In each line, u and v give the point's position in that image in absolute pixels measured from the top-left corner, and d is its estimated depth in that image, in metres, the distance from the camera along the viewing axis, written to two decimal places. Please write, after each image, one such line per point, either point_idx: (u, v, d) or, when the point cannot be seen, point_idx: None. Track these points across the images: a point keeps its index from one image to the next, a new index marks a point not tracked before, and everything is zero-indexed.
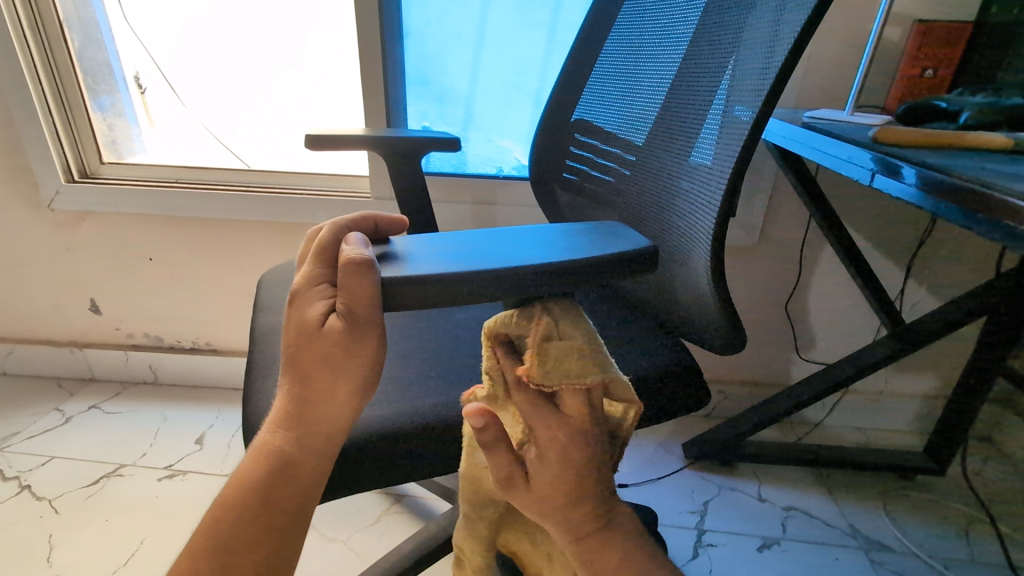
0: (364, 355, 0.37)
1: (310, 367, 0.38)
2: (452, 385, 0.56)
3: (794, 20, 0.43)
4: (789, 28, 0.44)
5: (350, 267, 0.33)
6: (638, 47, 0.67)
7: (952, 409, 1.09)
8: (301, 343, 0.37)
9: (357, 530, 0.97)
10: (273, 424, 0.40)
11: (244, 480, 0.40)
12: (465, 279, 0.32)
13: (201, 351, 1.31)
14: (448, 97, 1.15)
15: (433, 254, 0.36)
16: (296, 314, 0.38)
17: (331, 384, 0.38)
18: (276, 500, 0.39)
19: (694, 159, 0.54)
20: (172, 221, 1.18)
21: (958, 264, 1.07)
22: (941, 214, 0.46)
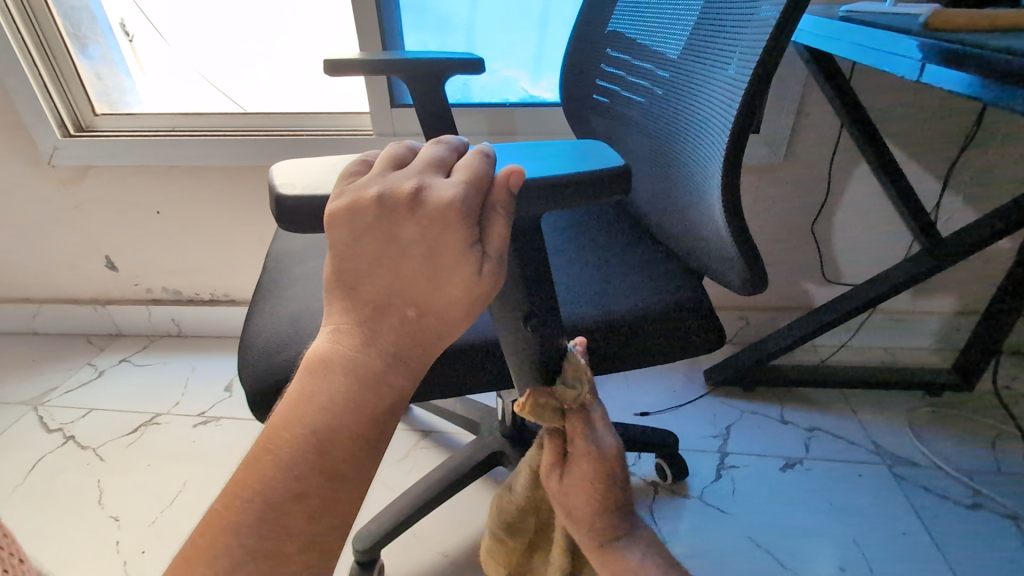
0: (452, 282, 0.36)
1: (374, 281, 0.37)
2: None
3: None
4: None
5: (486, 180, 0.36)
6: None
7: (984, 324, 1.06)
8: (353, 245, 0.35)
9: (387, 465, 1.00)
10: (333, 345, 0.38)
11: (293, 407, 0.37)
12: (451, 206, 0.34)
13: (220, 302, 1.33)
14: (449, 23, 1.07)
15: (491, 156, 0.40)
16: (354, 191, 0.34)
17: (412, 313, 0.37)
18: (331, 430, 0.36)
19: (730, 69, 0.48)
20: (174, 171, 1.16)
21: (1003, 171, 0.99)
22: (1004, 104, 0.42)
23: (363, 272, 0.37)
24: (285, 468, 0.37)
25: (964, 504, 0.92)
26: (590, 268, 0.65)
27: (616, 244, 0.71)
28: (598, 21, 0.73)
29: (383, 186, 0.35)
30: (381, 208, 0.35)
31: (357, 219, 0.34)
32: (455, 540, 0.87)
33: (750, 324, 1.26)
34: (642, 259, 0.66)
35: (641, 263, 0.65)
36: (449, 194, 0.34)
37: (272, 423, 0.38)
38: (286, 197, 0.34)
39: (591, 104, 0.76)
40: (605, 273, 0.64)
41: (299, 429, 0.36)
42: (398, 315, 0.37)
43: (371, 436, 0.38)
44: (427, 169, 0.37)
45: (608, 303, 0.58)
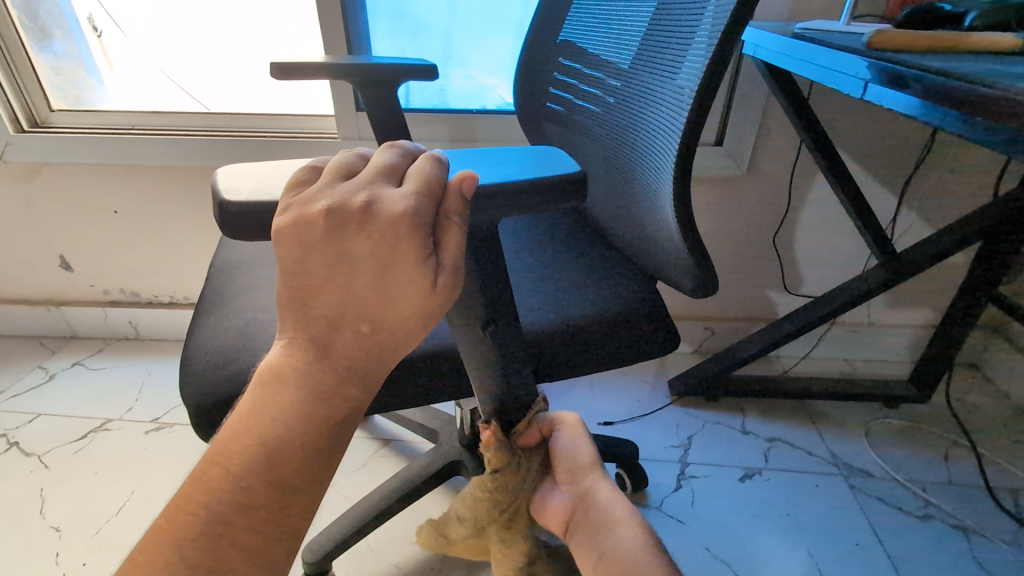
0: (406, 296, 0.34)
1: (328, 292, 0.34)
2: None
3: None
4: None
5: (434, 187, 0.34)
6: None
7: (940, 338, 1.08)
8: (303, 256, 0.33)
9: (344, 474, 0.98)
10: (286, 355, 0.36)
11: (242, 421, 0.37)
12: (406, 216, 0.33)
13: (180, 305, 1.29)
14: (424, 29, 1.06)
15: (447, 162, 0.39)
16: (299, 203, 0.33)
17: (364, 328, 0.35)
18: (277, 448, 0.35)
19: (679, 78, 0.48)
20: (133, 170, 1.13)
21: (955, 190, 1.02)
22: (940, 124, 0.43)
23: (313, 285, 0.34)
24: (240, 472, 0.35)
25: (915, 515, 0.94)
26: (544, 274, 0.65)
27: (572, 250, 0.71)
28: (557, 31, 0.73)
29: (332, 197, 0.33)
30: (330, 220, 0.33)
31: (305, 230, 0.32)
32: (410, 551, 0.86)
33: (716, 334, 1.27)
34: (597, 265, 0.66)
35: (598, 269, 0.65)
36: (401, 202, 0.33)
37: (223, 433, 0.37)
38: (231, 203, 0.31)
39: (545, 112, 0.76)
40: (558, 280, 0.63)
41: (248, 443, 0.36)
42: (350, 331, 0.35)
43: (323, 446, 0.37)
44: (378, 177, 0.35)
45: (562, 311, 0.58)
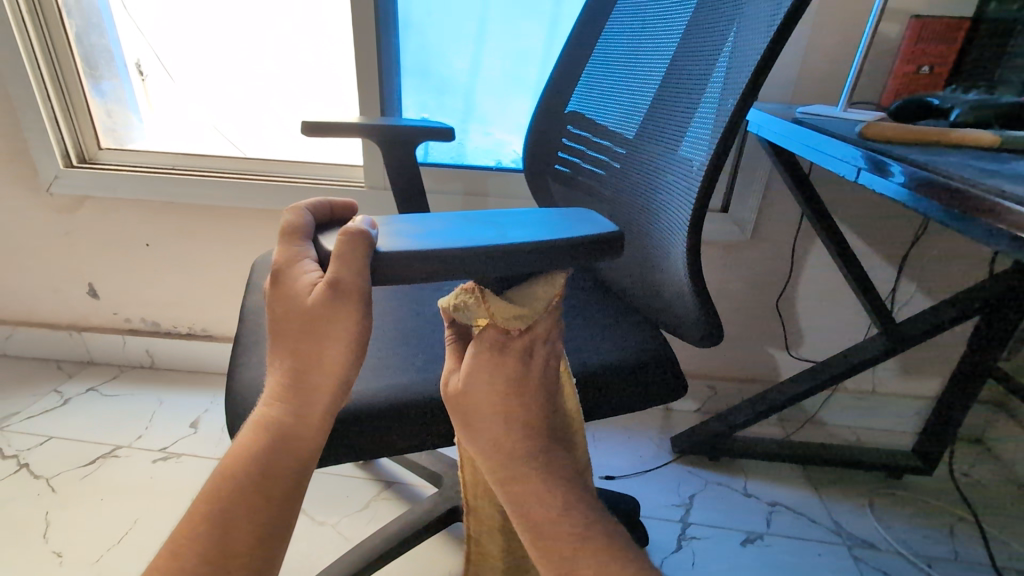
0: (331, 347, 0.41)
1: (322, 339, 0.40)
2: (424, 363, 0.56)
3: (767, 25, 0.44)
4: (763, 30, 0.44)
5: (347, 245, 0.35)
6: (635, 40, 0.66)
7: (942, 411, 1.09)
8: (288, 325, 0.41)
9: (346, 515, 0.98)
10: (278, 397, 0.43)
11: (257, 431, 0.43)
12: (445, 255, 0.35)
13: (197, 337, 1.33)
14: (447, 88, 1.15)
15: (481, 220, 0.42)
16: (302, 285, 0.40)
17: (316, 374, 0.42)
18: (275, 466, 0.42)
19: (681, 147, 0.54)
20: (168, 206, 1.20)
21: (953, 265, 1.06)
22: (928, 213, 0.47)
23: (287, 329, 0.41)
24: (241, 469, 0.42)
25: None
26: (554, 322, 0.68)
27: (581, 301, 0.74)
28: None
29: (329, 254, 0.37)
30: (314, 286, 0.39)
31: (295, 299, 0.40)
32: None
33: (719, 394, 1.28)
34: (607, 315, 0.69)
35: (608, 319, 0.68)
36: (365, 251, 0.34)
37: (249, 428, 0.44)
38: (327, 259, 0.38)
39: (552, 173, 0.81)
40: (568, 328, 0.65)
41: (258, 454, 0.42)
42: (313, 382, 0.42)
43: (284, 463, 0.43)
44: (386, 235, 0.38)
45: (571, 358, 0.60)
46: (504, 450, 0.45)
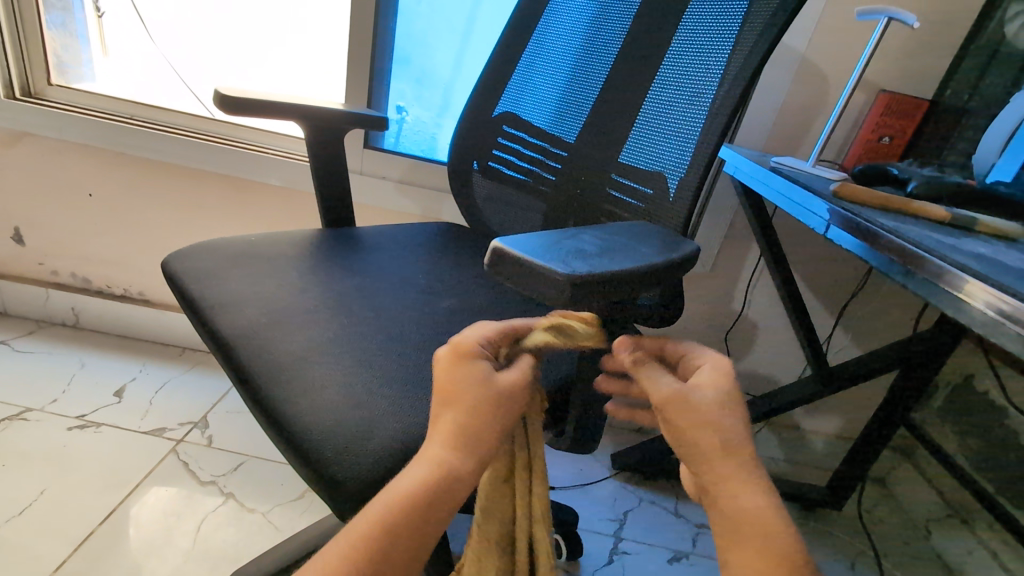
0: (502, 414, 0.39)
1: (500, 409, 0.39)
2: (396, 352, 0.55)
3: (738, 83, 0.55)
4: (735, 87, 0.55)
5: (543, 278, 0.36)
6: (589, 70, 0.79)
7: (857, 452, 1.18)
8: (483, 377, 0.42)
9: (278, 504, 0.94)
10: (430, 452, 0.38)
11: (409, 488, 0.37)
12: (613, 276, 0.38)
13: (132, 300, 1.24)
14: (428, 80, 1.14)
15: (595, 234, 0.45)
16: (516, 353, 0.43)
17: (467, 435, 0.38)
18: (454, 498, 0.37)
19: (622, 158, 0.72)
20: (122, 157, 1.13)
21: (883, 319, 1.16)
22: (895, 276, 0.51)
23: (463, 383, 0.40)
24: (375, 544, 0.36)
25: None
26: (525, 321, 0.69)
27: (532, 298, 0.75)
28: (570, 118, 0.81)
29: (522, 261, 0.37)
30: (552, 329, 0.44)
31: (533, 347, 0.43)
32: None
33: None
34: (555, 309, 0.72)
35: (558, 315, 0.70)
36: (561, 274, 0.35)
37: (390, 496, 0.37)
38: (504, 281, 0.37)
39: (480, 168, 0.92)
40: None
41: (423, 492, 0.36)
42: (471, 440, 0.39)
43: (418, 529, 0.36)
44: (551, 250, 0.39)
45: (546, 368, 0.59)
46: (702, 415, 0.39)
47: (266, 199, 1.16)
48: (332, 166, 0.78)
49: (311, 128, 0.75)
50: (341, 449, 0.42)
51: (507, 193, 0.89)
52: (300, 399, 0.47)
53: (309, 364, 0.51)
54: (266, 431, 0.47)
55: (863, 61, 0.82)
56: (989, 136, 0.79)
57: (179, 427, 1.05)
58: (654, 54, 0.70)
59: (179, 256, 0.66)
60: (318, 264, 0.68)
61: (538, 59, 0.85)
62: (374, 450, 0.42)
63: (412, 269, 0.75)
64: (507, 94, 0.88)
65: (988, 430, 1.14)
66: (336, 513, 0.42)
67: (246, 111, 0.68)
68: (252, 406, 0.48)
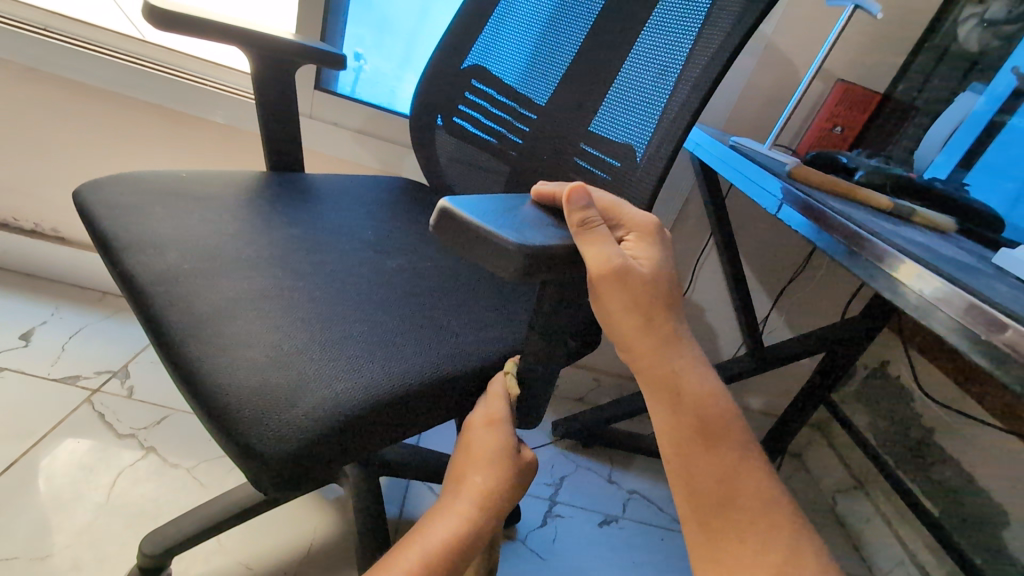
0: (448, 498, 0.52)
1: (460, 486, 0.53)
2: (342, 313, 0.52)
3: (715, 58, 0.53)
4: (710, 61, 0.54)
5: (491, 246, 0.35)
6: (568, 31, 0.75)
7: (779, 428, 1.25)
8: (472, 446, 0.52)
9: (205, 460, 0.90)
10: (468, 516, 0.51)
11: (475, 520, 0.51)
12: (561, 247, 0.37)
13: (44, 236, 1.13)
14: (389, 27, 1.07)
15: (554, 210, 0.44)
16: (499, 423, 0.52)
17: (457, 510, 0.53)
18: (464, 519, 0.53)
19: (593, 127, 0.70)
20: (33, 73, 1.01)
21: (816, 306, 1.22)
22: (839, 259, 0.53)
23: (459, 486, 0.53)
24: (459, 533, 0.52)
25: None
26: (477, 280, 0.67)
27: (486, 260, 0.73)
28: (538, 76, 0.78)
29: (473, 227, 0.36)
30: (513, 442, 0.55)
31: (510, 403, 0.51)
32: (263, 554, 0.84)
33: (601, 387, 1.36)
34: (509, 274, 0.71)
35: (512, 281, 0.69)
36: (507, 242, 0.35)
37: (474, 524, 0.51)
38: (452, 246, 0.37)
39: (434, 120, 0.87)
40: (487, 294, 0.64)
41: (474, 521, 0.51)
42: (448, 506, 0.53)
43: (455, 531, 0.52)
44: (504, 218, 0.38)
45: (496, 333, 0.57)
46: (645, 304, 0.41)
47: (202, 137, 1.07)
48: (277, 103, 0.72)
49: (253, 57, 0.68)
50: (277, 424, 0.39)
51: (467, 150, 0.86)
52: (217, 353, 0.43)
53: (229, 316, 0.47)
54: (186, 393, 0.43)
55: (826, 48, 0.82)
56: (930, 135, 0.84)
57: (95, 376, 0.98)
58: (630, 18, 0.68)
59: (98, 186, 0.60)
60: (255, 210, 0.63)
61: (510, 15, 0.81)
62: (294, 415, 0.40)
63: (361, 222, 0.71)
64: (478, 46, 0.84)
65: (897, 412, 1.23)
66: (253, 481, 0.39)
67: (180, 29, 0.61)
68: (164, 364, 0.45)
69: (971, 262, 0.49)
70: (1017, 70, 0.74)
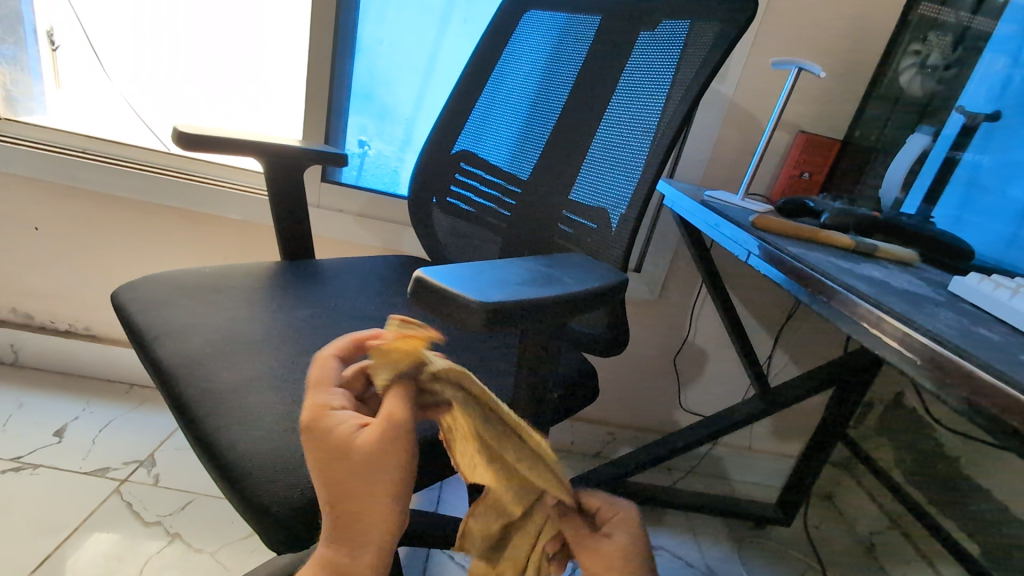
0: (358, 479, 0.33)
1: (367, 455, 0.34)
2: None
3: (668, 133, 0.63)
4: (665, 137, 0.64)
5: (458, 308, 0.40)
6: (543, 111, 0.84)
7: (801, 469, 1.23)
8: (333, 445, 0.34)
9: (227, 543, 0.92)
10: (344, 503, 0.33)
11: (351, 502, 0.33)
12: (527, 302, 0.42)
13: (77, 335, 1.21)
14: (389, 116, 1.18)
15: (523, 268, 0.49)
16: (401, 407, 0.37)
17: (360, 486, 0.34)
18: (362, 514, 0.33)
19: (573, 195, 0.77)
20: (72, 191, 1.12)
21: (817, 341, 1.23)
22: (804, 299, 0.57)
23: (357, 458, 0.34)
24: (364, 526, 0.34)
25: None
26: (476, 344, 0.71)
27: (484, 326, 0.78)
28: (520, 154, 0.86)
29: (441, 292, 0.41)
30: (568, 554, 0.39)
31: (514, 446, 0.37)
32: None
33: (617, 441, 1.36)
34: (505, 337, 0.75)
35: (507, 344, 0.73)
36: (473, 303, 0.40)
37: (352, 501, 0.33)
38: (425, 309, 0.41)
39: (435, 202, 0.95)
40: (485, 358, 0.68)
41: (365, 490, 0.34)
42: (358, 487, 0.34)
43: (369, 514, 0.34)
44: (475, 281, 0.43)
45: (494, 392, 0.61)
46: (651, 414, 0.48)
47: (221, 233, 1.16)
48: (287, 200, 0.80)
49: (265, 163, 0.77)
50: (289, 487, 0.43)
51: (462, 225, 0.93)
52: (236, 428, 0.48)
53: (245, 392, 0.52)
54: (206, 468, 0.47)
55: (782, 105, 0.90)
56: (891, 173, 0.89)
57: (123, 467, 1.02)
58: (600, 101, 0.77)
59: (130, 287, 0.67)
60: (269, 296, 0.70)
61: (491, 104, 0.91)
62: (299, 480, 0.44)
63: (365, 300, 0.77)
64: (466, 133, 0.93)
65: (917, 443, 1.22)
66: (265, 541, 0.43)
67: (202, 147, 0.71)
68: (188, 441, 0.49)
69: (923, 292, 0.53)
70: (965, 109, 0.79)
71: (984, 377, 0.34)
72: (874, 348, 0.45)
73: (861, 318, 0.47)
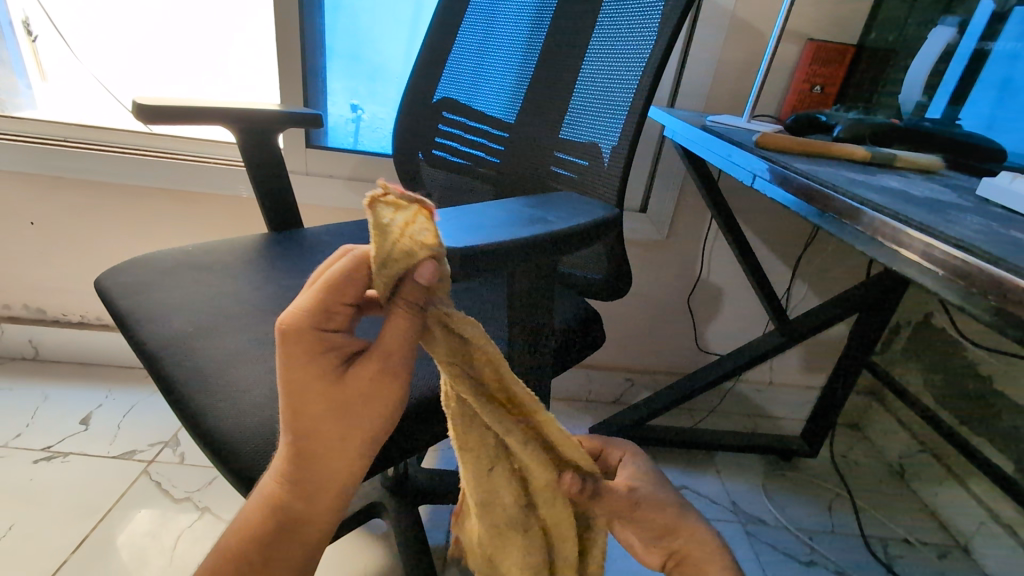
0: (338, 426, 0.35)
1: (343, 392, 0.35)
2: None
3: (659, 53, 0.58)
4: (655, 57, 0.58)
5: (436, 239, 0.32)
6: (525, 46, 0.78)
7: (825, 399, 1.20)
8: (319, 375, 0.33)
9: None
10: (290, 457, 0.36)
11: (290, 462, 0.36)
12: (509, 242, 0.38)
13: (89, 326, 1.22)
14: (380, 75, 1.13)
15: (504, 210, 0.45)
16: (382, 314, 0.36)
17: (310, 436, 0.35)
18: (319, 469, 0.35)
19: (563, 133, 0.71)
20: (60, 181, 1.11)
21: (837, 267, 1.18)
22: (819, 221, 0.52)
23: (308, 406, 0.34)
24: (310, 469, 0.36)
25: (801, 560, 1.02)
26: (471, 299, 0.69)
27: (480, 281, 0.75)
28: (504, 95, 0.81)
29: None
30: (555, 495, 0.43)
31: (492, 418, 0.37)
32: None
33: (635, 386, 1.34)
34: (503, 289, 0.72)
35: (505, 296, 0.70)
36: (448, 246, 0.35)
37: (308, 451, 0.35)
38: None
39: (421, 157, 0.91)
40: (480, 313, 0.65)
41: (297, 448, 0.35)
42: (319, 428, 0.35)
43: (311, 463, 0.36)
44: (451, 225, 0.39)
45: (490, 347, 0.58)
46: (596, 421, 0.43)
47: (214, 211, 1.14)
48: (266, 168, 0.77)
49: (237, 131, 0.74)
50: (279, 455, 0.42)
51: (451, 178, 0.89)
52: (222, 403, 0.47)
53: (232, 367, 0.51)
54: (198, 443, 0.46)
55: (787, 11, 0.81)
56: (912, 74, 0.81)
57: (149, 448, 1.04)
58: (583, 27, 0.70)
59: (112, 272, 0.65)
60: (255, 269, 0.68)
61: (472, 46, 0.85)
62: None
63: None
64: (447, 80, 0.87)
65: (947, 364, 1.17)
66: None
67: (166, 119, 0.67)
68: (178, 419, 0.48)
69: (948, 198, 0.48)
70: None
71: (1016, 282, 0.30)
72: (893, 264, 0.41)
73: (879, 234, 0.42)
